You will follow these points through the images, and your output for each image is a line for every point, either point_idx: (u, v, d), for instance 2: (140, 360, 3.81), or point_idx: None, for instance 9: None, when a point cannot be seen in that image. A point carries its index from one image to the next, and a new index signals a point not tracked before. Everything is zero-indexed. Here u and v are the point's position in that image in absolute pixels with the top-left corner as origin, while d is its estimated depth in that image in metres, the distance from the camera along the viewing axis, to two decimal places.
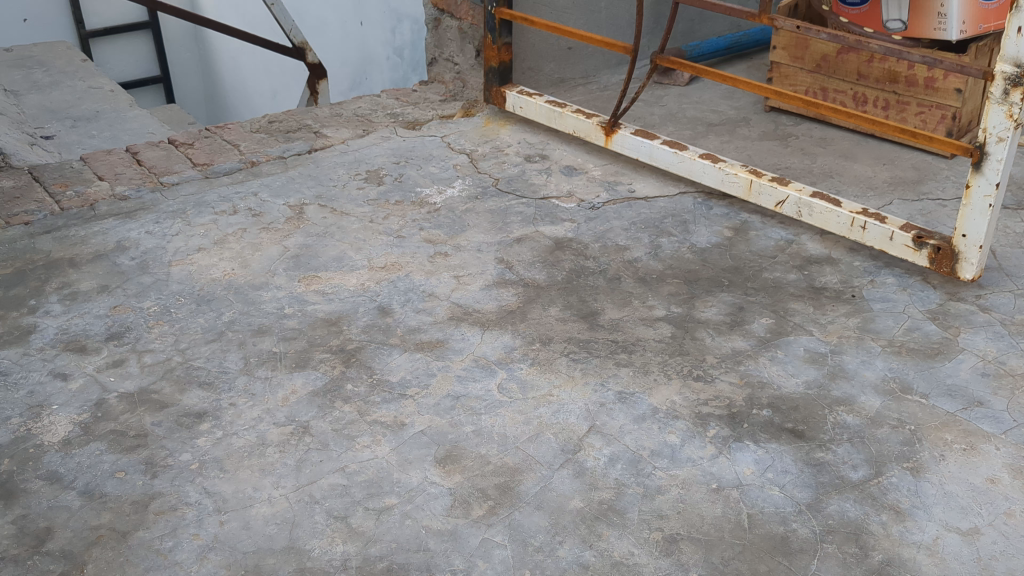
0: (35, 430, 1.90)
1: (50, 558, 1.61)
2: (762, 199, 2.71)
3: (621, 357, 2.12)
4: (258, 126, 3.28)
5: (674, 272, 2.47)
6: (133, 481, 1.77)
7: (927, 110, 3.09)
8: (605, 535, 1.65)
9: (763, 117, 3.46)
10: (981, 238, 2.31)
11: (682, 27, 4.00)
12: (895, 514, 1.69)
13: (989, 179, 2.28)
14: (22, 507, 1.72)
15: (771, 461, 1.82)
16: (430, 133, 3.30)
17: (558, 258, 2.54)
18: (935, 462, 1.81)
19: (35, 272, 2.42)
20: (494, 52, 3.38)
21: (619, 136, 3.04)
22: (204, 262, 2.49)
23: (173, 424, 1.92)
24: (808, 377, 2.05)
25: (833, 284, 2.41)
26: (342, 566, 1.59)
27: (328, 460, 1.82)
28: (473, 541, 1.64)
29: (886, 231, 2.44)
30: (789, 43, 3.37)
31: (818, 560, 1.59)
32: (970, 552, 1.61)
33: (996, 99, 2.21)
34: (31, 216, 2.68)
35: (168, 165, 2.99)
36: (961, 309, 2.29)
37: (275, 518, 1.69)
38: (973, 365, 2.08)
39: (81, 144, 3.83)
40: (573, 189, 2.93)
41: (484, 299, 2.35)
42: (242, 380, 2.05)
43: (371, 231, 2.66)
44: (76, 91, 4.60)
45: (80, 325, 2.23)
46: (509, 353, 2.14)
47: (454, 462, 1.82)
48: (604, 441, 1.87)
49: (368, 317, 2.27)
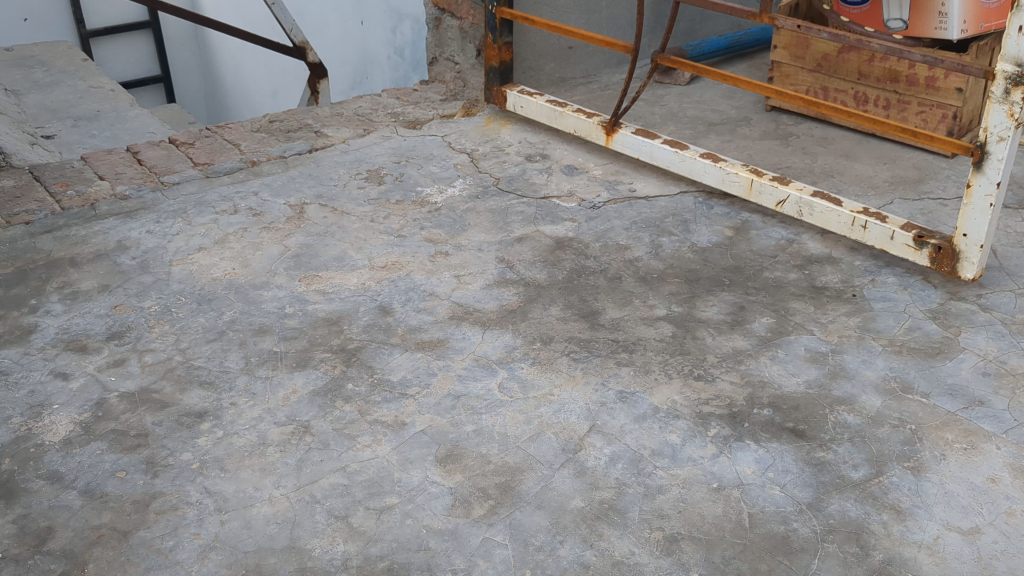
0: (36, 429, 1.90)
1: (52, 558, 1.61)
2: (763, 199, 2.71)
3: (621, 357, 2.12)
4: (258, 126, 3.28)
5: (675, 271, 2.47)
6: (134, 481, 1.77)
7: (928, 110, 3.09)
8: (605, 535, 1.65)
9: (763, 117, 3.46)
10: (981, 238, 2.31)
11: (682, 26, 4.00)
12: (895, 513, 1.69)
13: (990, 179, 2.28)
14: (22, 507, 1.71)
15: (772, 461, 1.82)
16: (430, 133, 3.29)
17: (558, 258, 2.54)
18: (935, 462, 1.81)
19: (36, 272, 2.42)
20: (494, 52, 3.38)
21: (619, 136, 3.04)
22: (205, 261, 2.49)
23: (174, 424, 1.92)
24: (809, 376, 2.05)
25: (833, 284, 2.41)
26: (343, 566, 1.59)
27: (329, 459, 1.82)
28: (473, 540, 1.64)
29: (887, 231, 2.44)
30: (789, 42, 3.37)
31: (818, 559, 1.59)
32: (971, 552, 1.61)
33: (996, 99, 2.21)
34: (31, 216, 2.68)
35: (169, 164, 2.99)
36: (961, 309, 2.29)
37: (276, 518, 1.69)
38: (973, 365, 2.08)
39: (82, 144, 3.83)
40: (574, 189, 2.93)
41: (484, 299, 2.35)
42: (243, 379, 2.05)
43: (372, 231, 2.66)
44: (76, 91, 4.60)
45: (80, 325, 2.23)
46: (509, 353, 2.14)
47: (455, 462, 1.82)
48: (605, 441, 1.87)
49: (368, 317, 2.27)
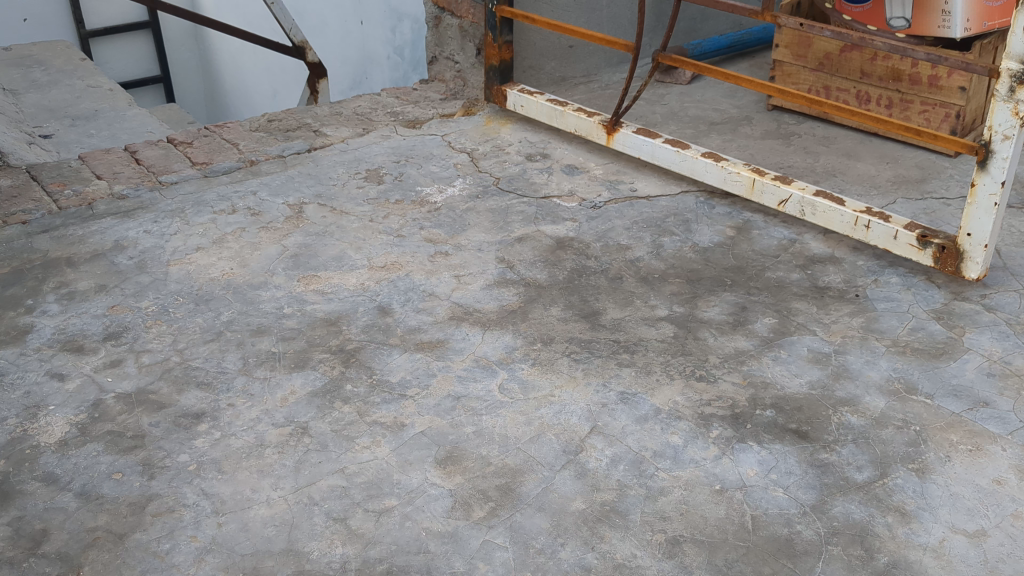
0: (31, 431, 1.88)
1: (46, 560, 1.59)
2: (764, 198, 2.69)
3: (623, 358, 2.10)
4: (257, 125, 3.26)
5: (676, 271, 2.45)
6: (130, 483, 1.75)
7: (931, 109, 3.07)
8: (607, 537, 1.63)
9: (765, 116, 3.44)
10: (986, 238, 2.29)
11: (683, 25, 3.98)
12: (900, 515, 1.67)
13: (994, 178, 2.26)
14: (17, 508, 1.70)
15: (775, 462, 1.80)
16: (430, 132, 3.27)
17: (559, 258, 2.52)
18: (942, 463, 1.79)
19: (33, 272, 2.41)
20: (494, 50, 3.37)
21: (620, 135, 3.03)
22: (203, 261, 2.48)
23: (171, 425, 1.90)
24: (812, 377, 2.03)
25: (836, 284, 2.39)
26: (342, 568, 1.58)
27: (328, 461, 1.80)
28: (473, 543, 1.62)
29: (890, 231, 2.43)
30: (791, 40, 3.36)
31: (823, 562, 1.58)
32: (976, 554, 1.59)
33: (1001, 97, 2.19)
34: (28, 215, 2.66)
35: (167, 164, 2.97)
36: (965, 309, 2.27)
37: (273, 520, 1.67)
38: (978, 365, 2.06)
39: (80, 143, 3.81)
40: (575, 189, 2.91)
41: (485, 299, 2.33)
42: (241, 381, 2.03)
43: (371, 231, 2.64)
44: (74, 91, 4.57)
45: (78, 325, 2.21)
46: (509, 353, 2.12)
47: (455, 463, 1.80)
48: (606, 442, 1.85)
49: (367, 317, 2.25)
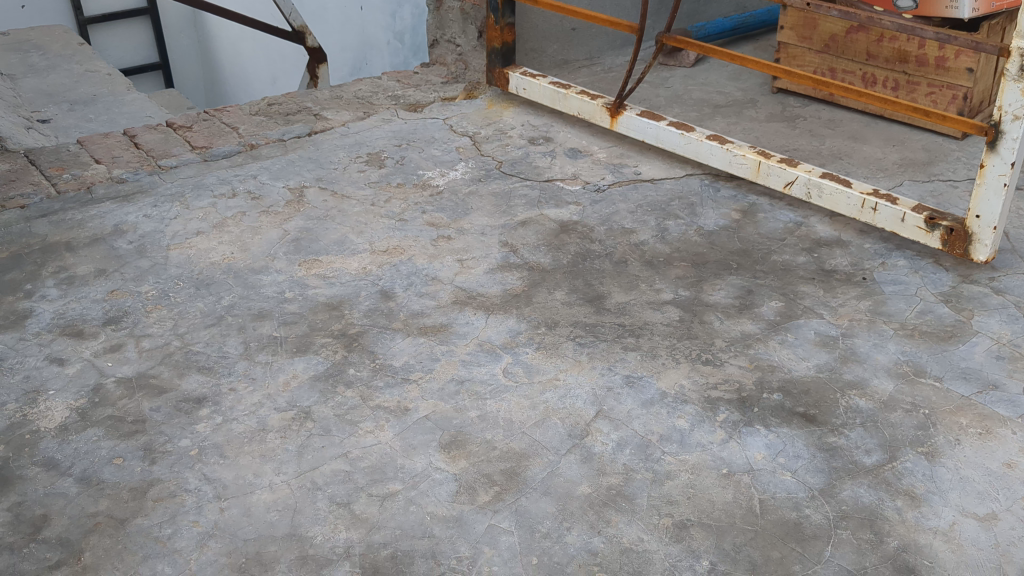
0: (31, 416, 1.86)
1: (47, 546, 1.57)
2: (770, 181, 2.66)
3: (629, 342, 2.08)
4: (257, 109, 3.23)
5: (681, 254, 2.43)
6: (131, 468, 1.73)
7: (938, 90, 3.03)
8: (614, 521, 1.61)
9: (770, 98, 3.41)
10: (995, 219, 2.26)
11: (687, 8, 3.94)
12: (909, 499, 1.65)
13: (1004, 159, 2.22)
14: (17, 494, 1.68)
15: (783, 446, 1.78)
16: (432, 115, 3.24)
17: (563, 242, 2.49)
18: (950, 447, 1.77)
19: (32, 256, 2.38)
20: (497, 33, 3.31)
21: (624, 118, 2.99)
22: (203, 246, 2.45)
23: (172, 410, 1.88)
24: (820, 360, 2.01)
25: (844, 267, 2.37)
26: (346, 554, 1.56)
27: (331, 446, 1.78)
28: (478, 527, 1.60)
29: (897, 213, 2.40)
30: (796, 22, 3.33)
31: (832, 546, 1.56)
32: (987, 538, 1.57)
33: (1012, 76, 2.15)
34: (26, 199, 2.63)
35: (167, 148, 2.94)
36: (974, 291, 2.25)
37: (276, 505, 1.65)
38: (987, 348, 2.04)
39: (79, 127, 3.78)
40: (578, 172, 2.88)
41: (488, 284, 2.30)
42: (243, 365, 2.01)
43: (373, 215, 2.61)
44: (71, 75, 4.54)
45: (77, 310, 2.19)
46: (513, 337, 2.10)
47: (459, 448, 1.78)
48: (612, 426, 1.83)
49: (370, 302, 2.23)
